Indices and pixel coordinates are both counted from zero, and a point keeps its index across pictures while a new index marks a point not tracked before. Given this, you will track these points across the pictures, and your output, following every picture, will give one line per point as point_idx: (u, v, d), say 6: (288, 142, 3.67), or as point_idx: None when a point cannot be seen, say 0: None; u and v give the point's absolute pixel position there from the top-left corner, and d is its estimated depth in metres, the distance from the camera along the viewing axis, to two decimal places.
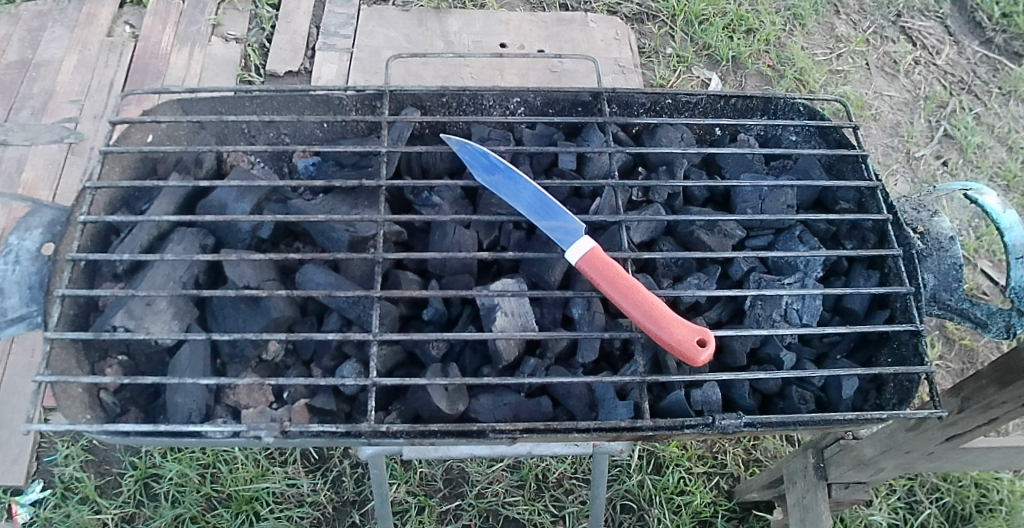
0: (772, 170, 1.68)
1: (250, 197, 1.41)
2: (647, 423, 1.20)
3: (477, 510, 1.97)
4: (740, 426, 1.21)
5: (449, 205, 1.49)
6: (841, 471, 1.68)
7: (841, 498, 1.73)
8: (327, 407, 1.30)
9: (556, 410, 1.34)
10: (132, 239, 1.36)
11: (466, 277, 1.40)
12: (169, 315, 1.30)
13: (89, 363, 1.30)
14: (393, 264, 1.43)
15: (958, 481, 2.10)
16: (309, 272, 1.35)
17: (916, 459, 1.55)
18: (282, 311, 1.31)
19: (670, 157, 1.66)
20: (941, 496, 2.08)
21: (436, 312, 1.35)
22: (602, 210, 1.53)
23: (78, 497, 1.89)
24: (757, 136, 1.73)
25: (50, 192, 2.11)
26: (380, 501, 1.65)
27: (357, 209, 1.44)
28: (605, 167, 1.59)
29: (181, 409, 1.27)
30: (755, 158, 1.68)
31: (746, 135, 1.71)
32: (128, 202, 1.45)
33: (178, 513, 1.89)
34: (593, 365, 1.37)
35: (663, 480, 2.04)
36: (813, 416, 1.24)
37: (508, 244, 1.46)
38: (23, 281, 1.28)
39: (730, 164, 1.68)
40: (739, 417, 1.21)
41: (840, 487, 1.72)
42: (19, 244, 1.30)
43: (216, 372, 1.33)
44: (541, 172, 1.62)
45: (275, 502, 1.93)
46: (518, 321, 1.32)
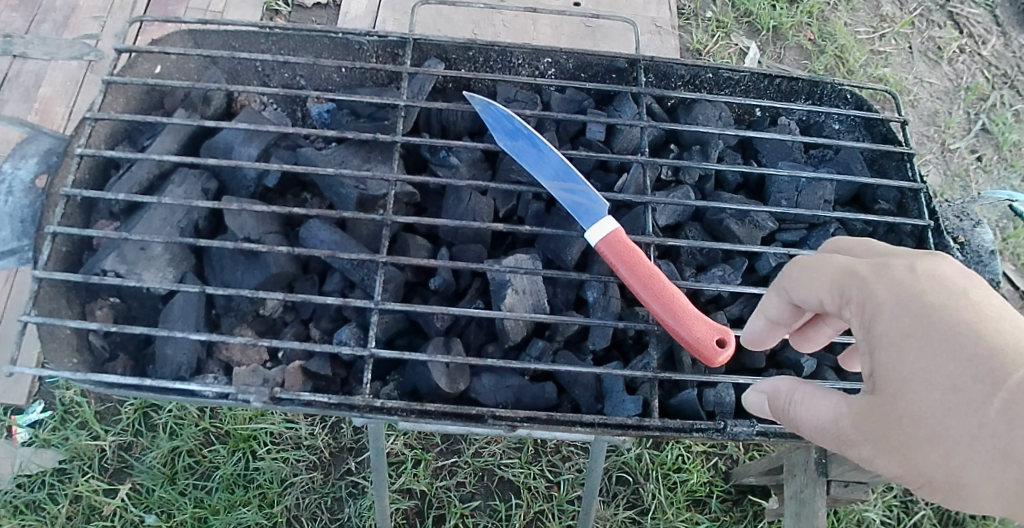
0: (811, 159, 1.61)
1: (258, 142, 1.34)
2: (655, 423, 1.16)
3: (472, 469, 1.99)
4: (751, 435, 1.18)
5: (467, 167, 1.39)
6: (842, 469, 1.61)
7: (839, 496, 1.67)
8: (322, 372, 1.22)
9: (560, 397, 1.27)
10: (131, 177, 1.30)
11: (478, 247, 1.32)
12: (164, 262, 1.24)
13: (79, 304, 1.25)
14: (404, 227, 1.35)
15: None
16: (314, 228, 1.27)
17: None
18: (282, 267, 1.23)
19: (705, 137, 1.58)
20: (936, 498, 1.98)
21: (443, 282, 1.27)
22: (629, 188, 1.45)
23: (78, 421, 1.91)
24: (799, 122, 1.64)
25: (67, 109, 2.05)
26: (377, 477, 1.65)
27: (369, 164, 1.36)
28: (635, 141, 1.52)
29: (171, 362, 1.21)
30: (795, 145, 1.60)
31: (787, 119, 1.63)
32: (131, 136, 1.39)
33: (175, 445, 1.90)
34: (603, 352, 1.30)
35: (662, 455, 2.06)
36: None
37: (526, 216, 1.38)
38: (16, 214, 1.23)
39: (767, 150, 1.61)
40: (751, 425, 1.19)
41: (840, 485, 1.66)
42: (13, 173, 1.25)
43: (209, 324, 1.26)
44: (567, 140, 1.54)
45: (273, 442, 1.94)
46: (529, 300, 1.25)
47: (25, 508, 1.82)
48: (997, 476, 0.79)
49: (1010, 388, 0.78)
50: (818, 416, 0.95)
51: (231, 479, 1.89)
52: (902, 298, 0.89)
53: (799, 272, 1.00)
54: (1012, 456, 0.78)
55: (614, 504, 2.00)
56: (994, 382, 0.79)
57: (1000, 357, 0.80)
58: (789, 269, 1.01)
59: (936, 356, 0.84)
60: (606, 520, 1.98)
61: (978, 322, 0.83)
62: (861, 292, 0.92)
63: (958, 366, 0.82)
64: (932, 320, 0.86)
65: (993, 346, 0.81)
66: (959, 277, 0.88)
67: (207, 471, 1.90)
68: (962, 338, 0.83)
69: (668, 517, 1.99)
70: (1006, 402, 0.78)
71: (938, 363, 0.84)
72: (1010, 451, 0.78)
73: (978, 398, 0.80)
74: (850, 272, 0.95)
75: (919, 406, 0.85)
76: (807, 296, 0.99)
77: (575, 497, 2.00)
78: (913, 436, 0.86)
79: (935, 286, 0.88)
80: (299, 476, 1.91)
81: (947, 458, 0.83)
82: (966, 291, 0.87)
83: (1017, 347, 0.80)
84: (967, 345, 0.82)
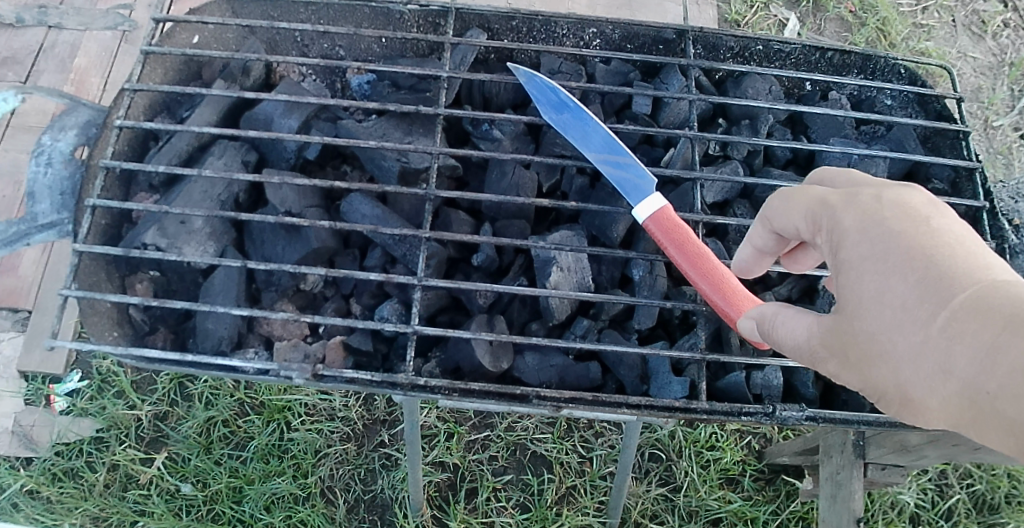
0: (862, 136, 1.55)
1: (298, 114, 1.31)
2: (703, 406, 1.13)
3: (505, 443, 1.98)
4: (801, 420, 1.14)
5: (510, 141, 1.36)
6: (881, 452, 1.59)
7: (876, 479, 1.66)
8: (363, 348, 1.21)
9: (604, 377, 1.25)
10: (170, 148, 1.28)
11: (521, 223, 1.29)
12: (205, 236, 1.23)
13: (119, 277, 1.24)
14: (446, 201, 1.33)
15: (992, 470, 1.95)
16: (355, 201, 1.25)
17: (962, 453, 1.45)
18: (323, 242, 1.22)
19: (755, 111, 1.53)
20: (972, 482, 1.93)
21: (486, 258, 1.25)
22: (675, 163, 1.41)
23: (115, 390, 1.93)
24: (850, 96, 1.58)
25: (102, 80, 2.04)
26: (411, 453, 1.65)
27: (411, 137, 1.33)
28: (683, 114, 1.48)
29: (212, 336, 1.20)
30: (847, 121, 1.54)
31: (838, 93, 1.56)
32: (169, 107, 1.37)
33: (211, 416, 1.91)
34: (648, 332, 1.27)
35: (695, 433, 2.03)
36: (880, 417, 1.17)
37: (569, 191, 1.35)
38: (55, 187, 1.21)
39: (818, 126, 1.55)
40: (802, 410, 1.14)
41: (877, 469, 1.65)
42: (52, 145, 1.22)
43: (250, 298, 1.25)
44: (612, 113, 1.50)
45: (307, 413, 1.94)
46: (573, 278, 1.22)
47: (63, 475, 1.86)
48: (942, 394, 0.73)
49: (955, 303, 0.71)
50: (785, 340, 0.91)
51: (266, 449, 1.90)
52: (864, 221, 0.83)
53: (778, 201, 0.95)
54: (949, 378, 0.71)
55: (647, 481, 1.99)
56: (942, 298, 0.73)
57: (952, 275, 0.73)
58: (771, 199, 0.96)
59: (888, 275, 0.78)
60: (638, 497, 1.96)
61: (936, 244, 0.77)
62: (825, 218, 0.88)
63: (909, 284, 0.76)
64: (888, 243, 0.80)
65: (948, 265, 0.75)
66: (927, 203, 0.82)
67: (242, 441, 1.92)
68: (917, 259, 0.77)
69: (701, 495, 1.97)
70: (949, 317, 0.71)
71: (890, 282, 0.78)
72: (950, 368, 0.71)
73: (922, 315, 0.74)
74: (819, 197, 0.90)
75: (873, 330, 0.79)
76: (786, 226, 0.94)
77: (608, 473, 1.99)
78: (869, 356, 0.81)
79: (901, 211, 0.82)
80: (333, 447, 1.92)
81: (901, 377, 0.78)
82: (932, 216, 0.81)
83: (973, 265, 0.73)
84: (920, 263, 0.76)
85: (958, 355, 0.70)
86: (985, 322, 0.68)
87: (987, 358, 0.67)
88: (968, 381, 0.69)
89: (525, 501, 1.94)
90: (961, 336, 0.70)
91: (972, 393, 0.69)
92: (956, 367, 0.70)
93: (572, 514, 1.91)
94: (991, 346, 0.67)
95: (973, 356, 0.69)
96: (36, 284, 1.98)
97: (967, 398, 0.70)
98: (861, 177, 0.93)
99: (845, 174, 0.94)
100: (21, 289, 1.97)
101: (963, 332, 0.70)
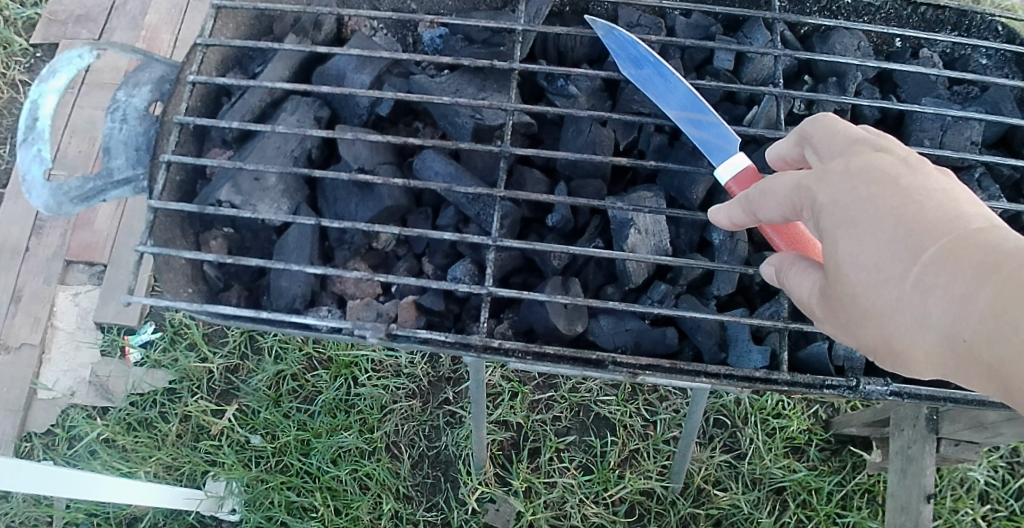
0: (955, 97, 1.44)
1: (371, 69, 1.29)
2: (784, 377, 1.09)
3: (569, 403, 1.97)
4: (885, 394, 1.10)
5: (587, 97, 1.31)
6: (954, 428, 1.53)
7: (948, 455, 1.61)
8: (435, 308, 1.19)
9: (681, 343, 1.20)
10: (243, 104, 1.28)
11: (598, 183, 1.24)
12: (278, 193, 1.23)
13: (193, 234, 1.25)
14: (520, 159, 1.29)
15: None
16: (428, 159, 1.23)
17: None
18: (396, 200, 1.20)
19: (842, 68, 1.43)
20: None
21: (561, 219, 1.21)
22: (759, 121, 1.35)
23: (187, 343, 1.98)
24: (943, 54, 1.47)
25: (173, 38, 2.08)
26: (475, 413, 1.65)
27: (485, 93, 1.29)
28: (766, 71, 1.40)
29: (286, 294, 1.20)
30: (940, 81, 1.44)
31: (930, 51, 1.46)
32: (241, 63, 1.36)
33: (280, 369, 1.95)
34: (728, 298, 1.22)
35: (761, 400, 1.98)
36: (967, 394, 1.12)
37: (647, 149, 1.30)
38: (130, 142, 1.23)
39: (908, 85, 1.45)
40: (886, 383, 1.10)
41: (950, 444, 1.60)
42: (127, 101, 1.23)
43: (323, 256, 1.24)
44: (692, 69, 1.43)
45: (373, 369, 1.96)
46: (651, 241, 1.18)
47: (138, 425, 1.92)
48: (923, 344, 0.82)
49: (926, 260, 0.81)
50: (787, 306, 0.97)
51: (333, 404, 1.93)
52: (843, 187, 0.90)
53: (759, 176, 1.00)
54: (930, 327, 0.81)
55: (711, 447, 1.95)
56: (914, 257, 0.82)
57: (923, 236, 0.83)
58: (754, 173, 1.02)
59: (869, 240, 0.87)
60: (702, 463, 1.93)
61: (908, 206, 0.86)
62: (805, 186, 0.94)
63: (885, 245, 0.85)
64: (865, 209, 0.88)
65: (919, 225, 0.84)
66: (898, 164, 0.90)
67: (310, 395, 1.95)
68: (891, 221, 0.86)
69: (765, 463, 1.92)
70: (922, 273, 0.81)
71: (869, 246, 0.86)
72: (928, 320, 0.81)
73: (898, 274, 0.83)
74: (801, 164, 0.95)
75: (860, 291, 0.87)
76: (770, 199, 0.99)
77: (671, 437, 1.96)
78: (856, 315, 0.89)
79: (871, 176, 0.90)
80: (398, 403, 1.94)
81: (885, 332, 0.86)
82: (902, 177, 0.89)
83: (940, 222, 0.83)
84: (897, 227, 0.85)
85: (934, 307, 0.80)
86: (953, 277, 0.79)
87: (957, 310, 0.78)
88: (946, 330, 0.79)
89: (587, 463, 1.93)
90: (933, 291, 0.80)
91: (949, 341, 0.79)
92: (932, 316, 0.80)
93: (635, 477, 1.90)
94: (961, 297, 0.78)
95: (947, 307, 0.79)
96: (113, 238, 2.05)
97: (946, 346, 0.80)
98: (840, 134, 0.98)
99: (828, 130, 0.98)
100: (98, 244, 2.04)
101: (935, 287, 0.80)
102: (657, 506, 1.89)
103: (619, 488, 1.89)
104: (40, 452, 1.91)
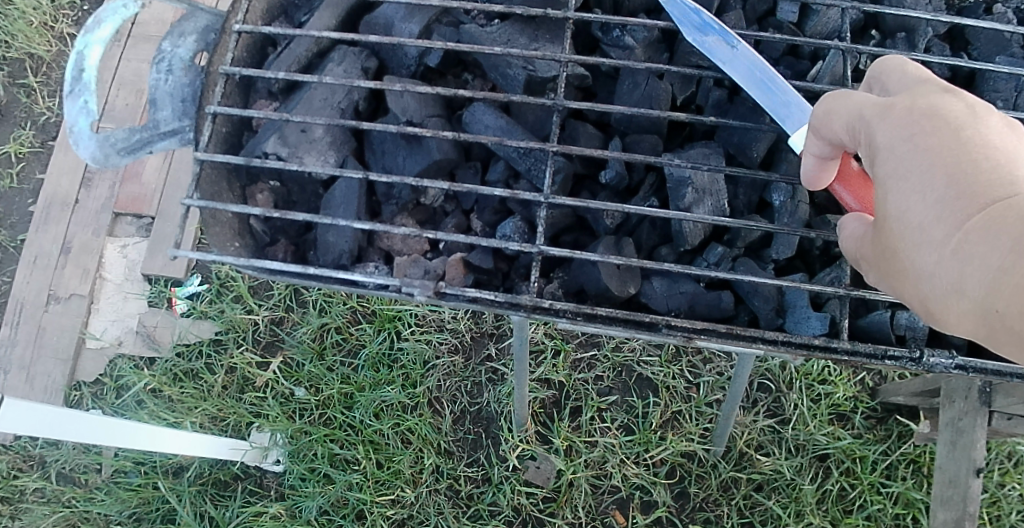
0: None
1: (419, 18, 1.24)
2: (845, 345, 1.04)
3: (612, 363, 1.94)
4: (949, 368, 1.04)
5: (643, 49, 1.25)
6: (1008, 402, 1.49)
7: (1000, 429, 1.55)
8: (484, 265, 1.16)
9: (737, 308, 1.16)
10: (290, 55, 1.25)
11: (654, 139, 1.20)
12: (325, 146, 1.20)
13: (240, 188, 1.24)
14: (573, 112, 1.24)
15: None
16: (478, 112, 1.19)
17: None
18: (445, 153, 1.17)
19: (912, 22, 1.34)
20: None
21: (616, 176, 1.15)
22: (822, 79, 1.28)
23: (233, 295, 2.00)
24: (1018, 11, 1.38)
25: None
26: (517, 371, 1.63)
27: (537, 44, 1.24)
28: (832, 25, 1.32)
29: (332, 250, 1.18)
30: (1015, 38, 1.34)
31: (1005, 7, 1.37)
32: (287, 12, 1.33)
33: (324, 322, 1.96)
34: (786, 262, 1.17)
35: (807, 365, 1.93)
36: None
37: (705, 105, 1.24)
38: (177, 93, 1.21)
39: (981, 42, 1.36)
40: (951, 356, 1.04)
41: (1003, 418, 1.55)
42: (172, 52, 1.21)
43: (370, 211, 1.22)
44: (753, 21, 1.36)
45: (416, 323, 1.96)
46: (709, 200, 1.13)
47: (184, 375, 1.95)
48: (960, 311, 0.77)
49: (971, 223, 0.75)
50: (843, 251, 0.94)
51: (376, 358, 1.93)
52: (896, 135, 0.84)
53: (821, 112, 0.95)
54: (965, 296, 0.76)
55: (755, 411, 1.92)
56: (959, 219, 0.76)
57: (972, 196, 0.76)
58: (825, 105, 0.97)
59: (917, 195, 0.80)
60: (745, 426, 1.90)
61: (964, 161, 0.78)
62: (863, 131, 0.88)
63: (933, 202, 0.79)
64: (917, 161, 0.81)
65: (970, 183, 0.77)
66: (962, 113, 0.82)
67: (353, 349, 1.96)
68: (942, 178, 0.79)
69: (809, 429, 1.88)
70: (963, 238, 0.75)
71: (917, 202, 0.80)
72: (964, 287, 0.75)
73: (941, 236, 0.78)
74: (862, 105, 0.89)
75: (904, 248, 0.82)
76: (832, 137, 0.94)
77: (714, 400, 1.93)
78: (901, 271, 0.84)
79: (932, 125, 0.82)
80: (440, 358, 1.94)
81: (926, 293, 0.82)
82: (965, 127, 0.81)
83: (993, 180, 0.75)
84: (946, 183, 0.78)
85: (970, 276, 0.74)
86: (993, 244, 0.72)
87: (993, 281, 0.72)
88: (979, 301, 0.74)
89: (629, 424, 1.91)
90: (972, 257, 0.74)
91: (983, 312, 0.74)
92: (968, 284, 0.75)
93: (677, 439, 1.87)
94: (999, 268, 0.71)
95: (983, 276, 0.73)
96: (160, 191, 2.06)
97: (980, 318, 0.75)
98: (914, 73, 0.91)
99: (902, 68, 0.93)
100: (145, 196, 2.06)
101: (973, 255, 0.74)
102: (699, 468, 1.87)
103: (660, 449, 1.87)
104: (89, 400, 1.95)
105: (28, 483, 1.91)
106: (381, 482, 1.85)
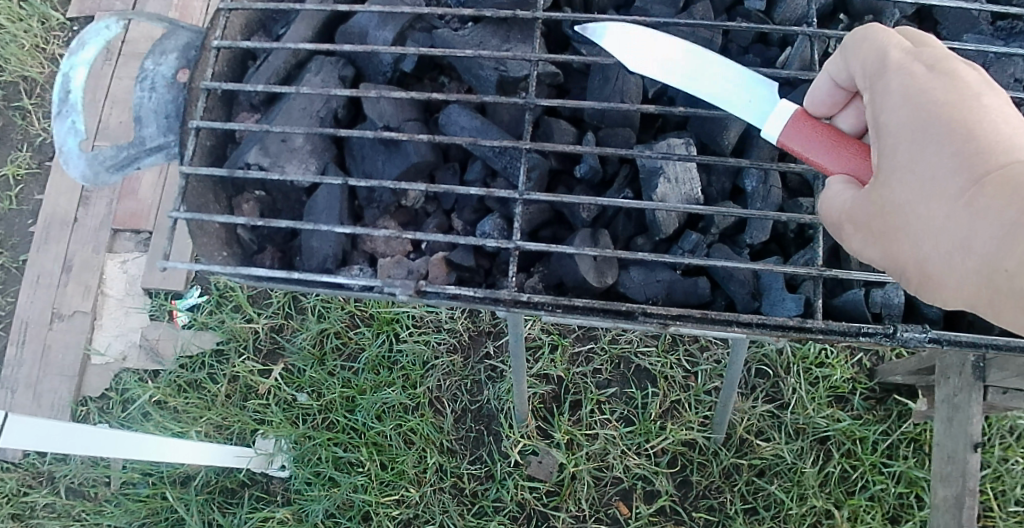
0: (999, 32, 1.37)
1: (393, 25, 1.27)
2: (818, 325, 1.07)
3: (609, 356, 1.97)
4: (923, 342, 1.06)
5: None
6: (1002, 376, 1.51)
7: (996, 403, 1.57)
8: (466, 263, 1.19)
9: (713, 293, 1.18)
10: (269, 67, 1.28)
11: (626, 132, 1.22)
12: (306, 154, 1.24)
13: (226, 198, 1.27)
14: (546, 110, 1.27)
15: None
16: (453, 114, 1.22)
17: None
18: (423, 156, 1.20)
19: (879, 5, 1.37)
20: None
21: (590, 170, 1.19)
22: (792, 63, 1.30)
23: (232, 305, 2.03)
24: None
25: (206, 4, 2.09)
26: (515, 368, 1.66)
27: (509, 44, 1.27)
28: (800, 10, 1.35)
29: (317, 255, 1.22)
30: (983, 15, 1.37)
31: None
32: (265, 25, 1.36)
33: (323, 328, 1.99)
34: (761, 246, 1.20)
35: (803, 349, 1.95)
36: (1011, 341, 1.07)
37: (676, 96, 1.27)
38: (160, 109, 1.24)
39: (949, 21, 1.39)
40: (925, 330, 1.06)
41: (998, 392, 1.56)
42: (155, 70, 1.24)
43: (353, 215, 1.25)
44: (722, 12, 1.38)
45: (414, 325, 1.99)
46: (681, 189, 1.16)
47: (188, 386, 1.99)
48: (963, 268, 0.80)
49: (987, 180, 0.78)
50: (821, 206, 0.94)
51: (376, 360, 1.96)
52: (912, 91, 0.86)
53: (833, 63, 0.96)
54: (971, 252, 0.78)
55: (753, 397, 1.94)
56: (975, 176, 0.79)
57: (988, 156, 0.79)
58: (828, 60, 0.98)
59: (930, 150, 0.83)
60: (744, 413, 1.92)
61: (981, 123, 0.82)
62: (877, 82, 0.90)
63: (949, 158, 0.81)
64: (932, 117, 0.84)
65: (988, 144, 0.80)
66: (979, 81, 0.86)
67: (353, 353, 1.99)
68: (959, 136, 0.82)
69: (808, 412, 1.90)
70: (977, 194, 0.78)
71: (931, 157, 0.83)
72: (973, 243, 0.78)
73: (954, 191, 0.80)
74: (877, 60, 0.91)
75: (906, 202, 0.84)
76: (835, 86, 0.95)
77: (713, 388, 1.95)
78: (895, 228, 0.86)
79: (950, 86, 0.85)
80: (439, 358, 1.97)
81: (924, 251, 0.84)
82: (981, 94, 0.85)
83: (1005, 146, 0.79)
84: (964, 141, 0.81)
85: (980, 232, 0.77)
86: (1010, 200, 0.75)
87: (1004, 237, 0.75)
88: (988, 256, 0.77)
89: (628, 415, 1.94)
90: (986, 213, 0.77)
91: (989, 268, 0.76)
92: (977, 240, 0.78)
93: (676, 428, 1.90)
94: (1015, 223, 0.74)
95: (995, 232, 0.76)
96: (156, 205, 2.10)
97: (982, 274, 0.77)
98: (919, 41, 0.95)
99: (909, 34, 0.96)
100: (142, 211, 2.09)
101: (987, 210, 0.77)
102: (699, 456, 1.89)
103: (661, 439, 1.89)
104: (96, 415, 1.99)
105: (39, 499, 1.95)
106: (386, 482, 1.88)
